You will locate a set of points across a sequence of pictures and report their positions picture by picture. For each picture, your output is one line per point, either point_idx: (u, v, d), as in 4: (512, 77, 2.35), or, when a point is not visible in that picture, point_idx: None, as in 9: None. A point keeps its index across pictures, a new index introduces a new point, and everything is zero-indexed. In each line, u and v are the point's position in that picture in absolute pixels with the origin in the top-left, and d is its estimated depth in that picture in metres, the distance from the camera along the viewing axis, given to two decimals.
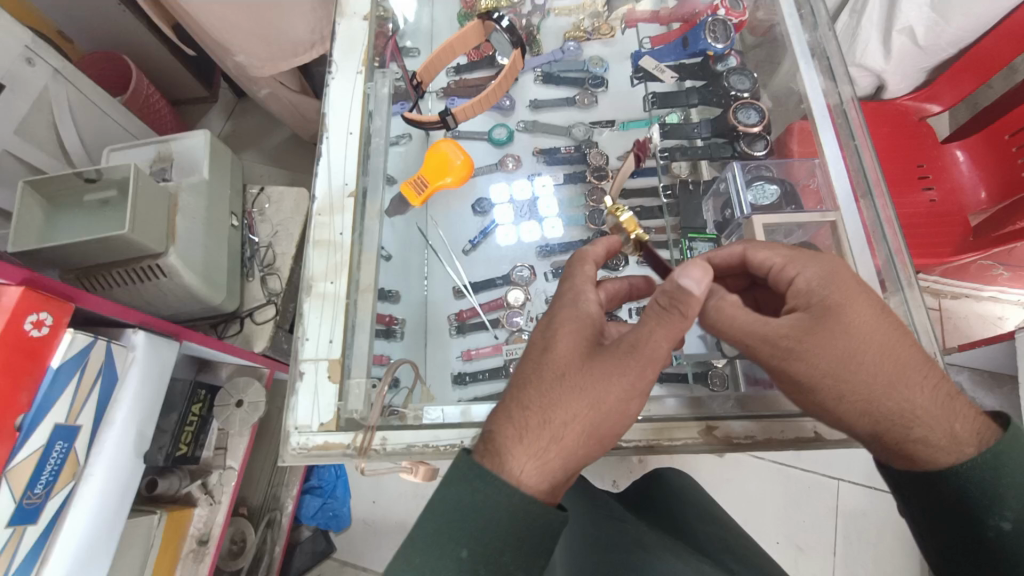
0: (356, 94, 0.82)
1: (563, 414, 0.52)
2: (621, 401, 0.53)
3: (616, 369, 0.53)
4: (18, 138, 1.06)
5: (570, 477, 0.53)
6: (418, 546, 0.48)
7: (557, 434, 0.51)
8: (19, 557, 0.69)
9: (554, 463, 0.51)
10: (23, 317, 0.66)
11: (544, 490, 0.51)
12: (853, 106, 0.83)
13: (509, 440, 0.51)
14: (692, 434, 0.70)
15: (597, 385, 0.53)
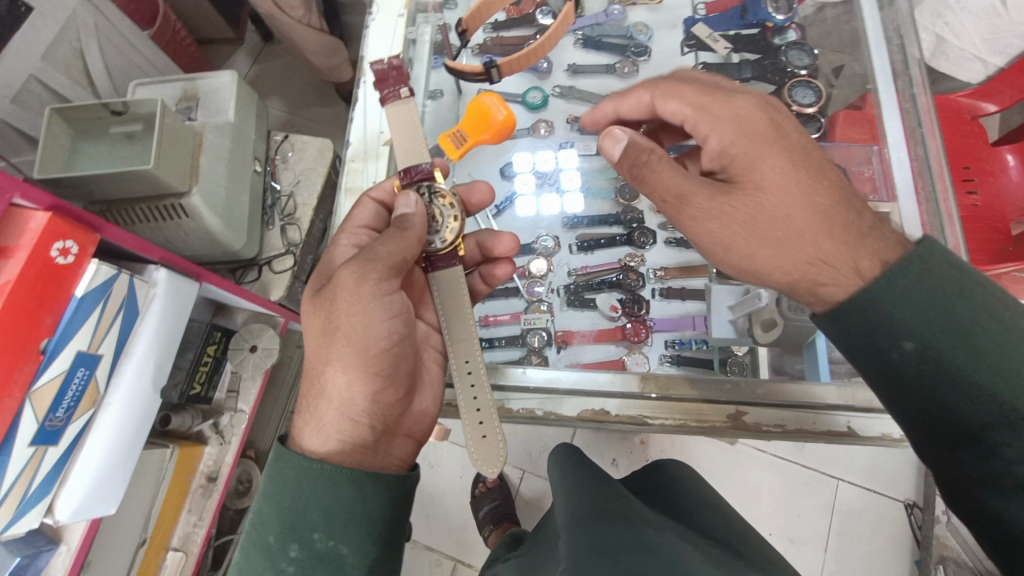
0: (396, 39, 0.80)
1: (323, 372, 0.62)
2: (359, 337, 0.60)
3: (343, 311, 0.61)
4: (46, 63, 1.05)
5: (361, 423, 0.62)
6: (263, 518, 0.59)
7: (322, 391, 0.61)
8: (40, 476, 0.72)
9: (327, 415, 0.61)
10: (50, 243, 0.67)
11: (334, 442, 0.61)
12: (923, 91, 0.85)
13: (306, 413, 0.63)
14: (721, 417, 0.71)
15: (330, 331, 0.61)
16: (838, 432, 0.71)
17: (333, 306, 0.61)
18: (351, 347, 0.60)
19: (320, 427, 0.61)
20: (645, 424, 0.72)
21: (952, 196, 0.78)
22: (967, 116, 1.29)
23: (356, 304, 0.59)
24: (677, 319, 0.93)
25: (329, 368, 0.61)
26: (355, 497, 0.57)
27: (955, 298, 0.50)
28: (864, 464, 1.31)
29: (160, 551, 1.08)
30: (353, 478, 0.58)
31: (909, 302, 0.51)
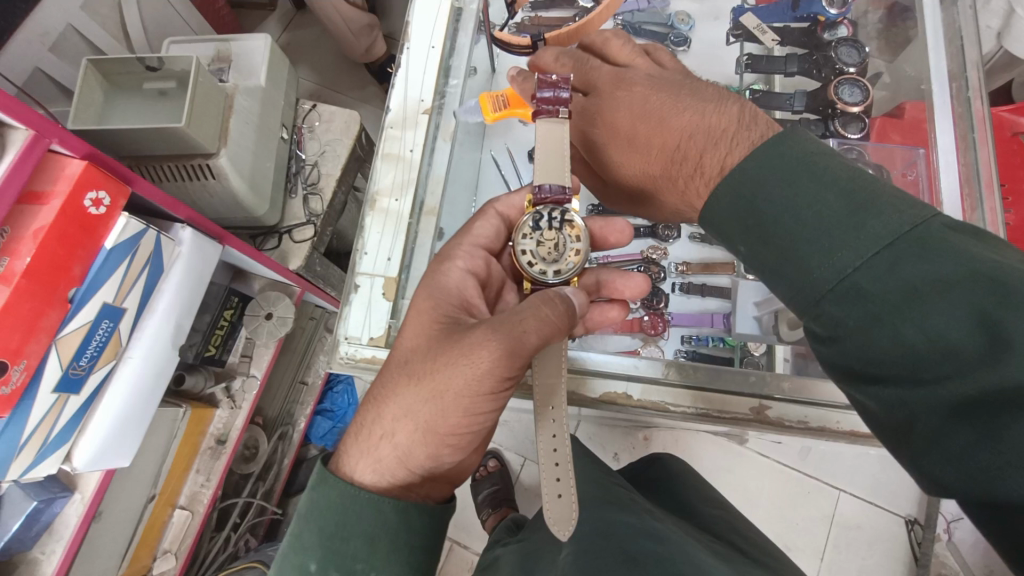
0: (443, 7, 0.78)
1: (394, 415, 0.54)
2: (460, 399, 0.52)
3: (450, 362, 0.52)
4: (84, 14, 1.05)
5: (420, 475, 0.56)
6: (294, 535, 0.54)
7: (389, 433, 0.54)
8: (62, 422, 0.73)
9: (386, 461, 0.55)
10: (84, 192, 0.67)
11: (385, 485, 0.56)
12: (979, 96, 0.80)
13: (358, 442, 0.56)
14: (744, 409, 0.70)
15: (429, 380, 0.52)
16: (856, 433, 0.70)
17: (445, 357, 0.52)
18: (448, 409, 0.52)
19: (377, 468, 0.55)
20: (665, 412, 0.71)
21: (1000, 206, 0.75)
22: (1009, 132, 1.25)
23: (468, 369, 0.51)
24: (697, 315, 0.94)
25: (408, 418, 0.53)
26: (397, 543, 0.53)
27: (858, 191, 0.47)
28: (869, 477, 1.30)
29: (167, 508, 1.10)
30: (404, 535, 0.54)
31: (811, 207, 0.48)
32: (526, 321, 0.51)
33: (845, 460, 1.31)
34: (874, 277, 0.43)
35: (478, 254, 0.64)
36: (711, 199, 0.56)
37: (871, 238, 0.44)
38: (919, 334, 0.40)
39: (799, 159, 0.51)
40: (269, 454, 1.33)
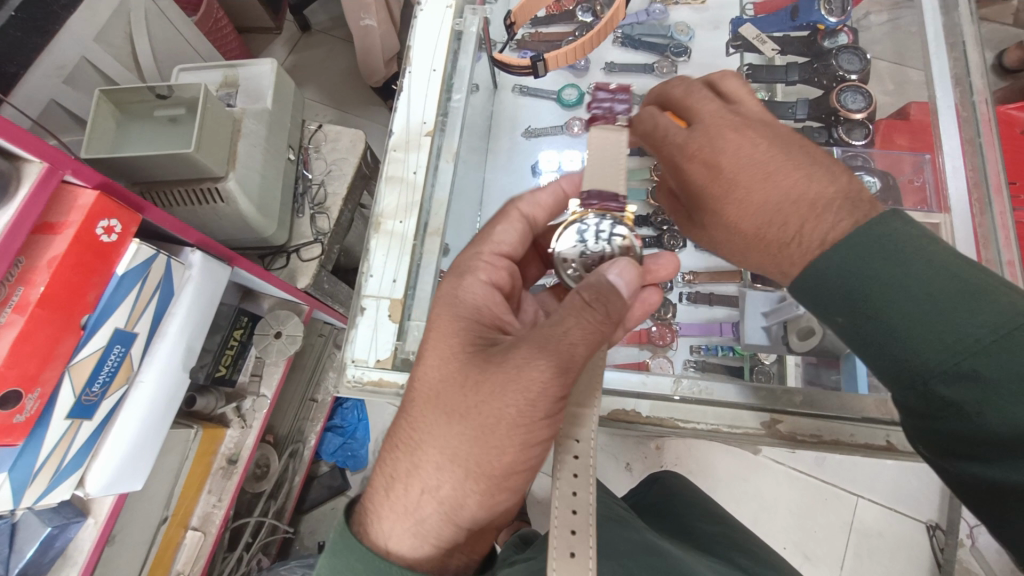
0: (444, 29, 0.79)
1: (431, 458, 0.53)
2: (508, 429, 0.50)
3: (494, 395, 0.50)
4: (97, 45, 1.08)
5: (460, 525, 0.54)
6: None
7: (428, 479, 0.53)
8: (75, 447, 0.74)
9: (425, 508, 0.53)
10: (96, 221, 0.69)
11: (422, 537, 0.54)
12: (984, 100, 0.81)
13: (389, 488, 0.55)
14: (754, 426, 0.69)
15: (473, 414, 0.51)
16: (877, 448, 0.68)
17: (489, 389, 0.51)
18: (494, 445, 0.51)
19: (417, 516, 0.53)
20: (679, 428, 0.69)
21: (1010, 210, 0.75)
22: (1019, 130, 1.24)
23: (511, 397, 0.50)
24: (705, 324, 0.93)
25: (450, 458, 0.52)
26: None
27: (959, 270, 0.48)
28: (887, 483, 1.27)
29: (180, 529, 1.10)
30: None
31: (911, 281, 0.49)
32: (567, 327, 0.50)
33: (862, 466, 1.28)
34: (981, 371, 0.44)
35: (501, 262, 0.63)
36: (818, 261, 0.54)
37: (988, 323, 0.45)
38: (1002, 425, 0.44)
39: (887, 242, 0.51)
40: (282, 471, 1.33)
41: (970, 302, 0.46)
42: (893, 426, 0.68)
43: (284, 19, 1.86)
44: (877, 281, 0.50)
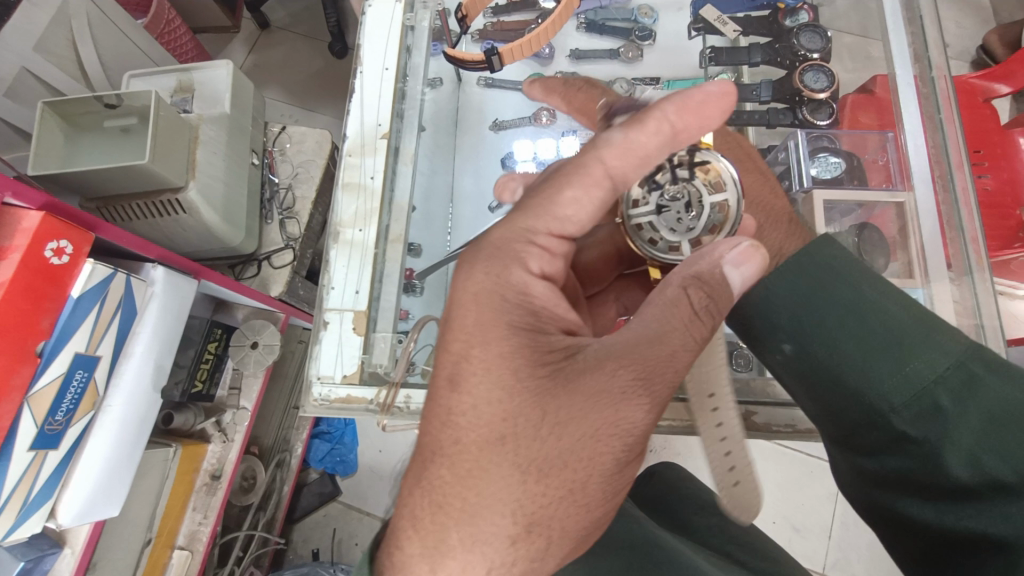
0: (394, 25, 0.77)
1: (492, 520, 0.44)
2: (600, 479, 0.45)
3: (595, 441, 0.44)
4: (38, 56, 1.03)
5: None
6: None
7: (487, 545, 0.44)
8: (42, 479, 0.71)
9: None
10: (43, 243, 0.66)
11: None
12: (943, 75, 0.79)
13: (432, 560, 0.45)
14: None
15: (563, 468, 0.44)
16: None
17: (583, 435, 0.44)
18: (585, 502, 0.45)
19: None
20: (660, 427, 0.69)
21: (971, 183, 0.74)
22: (980, 99, 1.25)
23: (603, 441, 0.44)
24: None
25: (516, 519, 0.44)
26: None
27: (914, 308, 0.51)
28: None
29: (166, 550, 1.08)
30: None
31: (880, 313, 0.51)
32: (673, 341, 0.46)
33: None
34: (947, 408, 0.46)
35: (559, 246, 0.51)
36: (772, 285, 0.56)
37: (946, 353, 0.48)
38: (964, 466, 0.45)
39: (839, 270, 0.55)
40: (269, 482, 1.31)
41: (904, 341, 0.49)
42: None
43: (240, 17, 1.79)
44: (834, 314, 0.53)
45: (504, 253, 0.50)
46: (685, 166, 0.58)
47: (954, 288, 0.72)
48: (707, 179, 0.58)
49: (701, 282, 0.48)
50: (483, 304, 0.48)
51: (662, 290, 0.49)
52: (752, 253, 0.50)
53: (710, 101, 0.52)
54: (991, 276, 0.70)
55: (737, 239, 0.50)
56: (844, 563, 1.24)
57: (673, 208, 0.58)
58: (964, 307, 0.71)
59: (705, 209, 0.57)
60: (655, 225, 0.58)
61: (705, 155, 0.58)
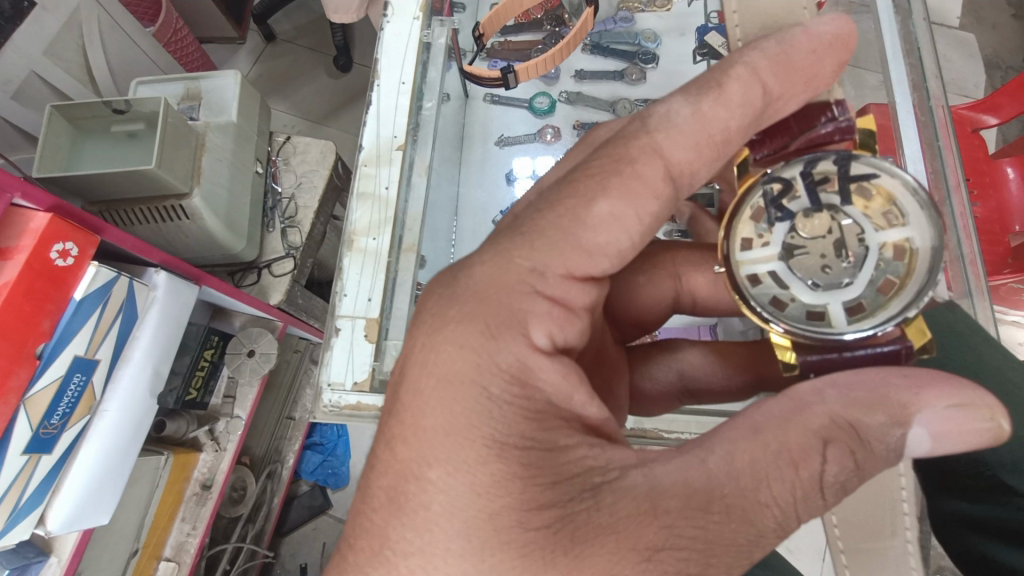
0: (411, 41, 0.79)
1: None
2: None
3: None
4: (47, 60, 1.04)
5: None
6: None
7: None
8: (33, 485, 0.70)
9: None
10: (49, 245, 0.65)
11: None
12: (941, 104, 0.83)
13: None
14: None
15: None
16: None
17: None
18: None
19: None
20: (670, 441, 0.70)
21: (969, 208, 0.78)
22: (969, 129, 1.28)
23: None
24: (684, 328, 0.93)
25: None
26: None
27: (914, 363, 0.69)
28: None
29: (152, 561, 1.05)
30: None
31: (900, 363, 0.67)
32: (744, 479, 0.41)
33: None
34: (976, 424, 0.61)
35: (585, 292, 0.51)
36: None
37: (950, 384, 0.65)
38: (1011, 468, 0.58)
39: None
40: (260, 493, 1.29)
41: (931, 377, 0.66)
42: None
43: (247, 29, 1.82)
44: None
45: (503, 318, 0.45)
46: (835, 185, 0.46)
47: (954, 307, 0.75)
48: (875, 213, 0.46)
49: (856, 435, 0.42)
50: (472, 402, 0.43)
51: (802, 421, 0.42)
52: (977, 415, 0.42)
53: (819, 53, 0.49)
54: (989, 297, 0.75)
55: (965, 395, 0.42)
56: None
57: (818, 248, 0.47)
58: None
59: (866, 253, 0.46)
60: (787, 274, 0.46)
61: (868, 166, 0.46)
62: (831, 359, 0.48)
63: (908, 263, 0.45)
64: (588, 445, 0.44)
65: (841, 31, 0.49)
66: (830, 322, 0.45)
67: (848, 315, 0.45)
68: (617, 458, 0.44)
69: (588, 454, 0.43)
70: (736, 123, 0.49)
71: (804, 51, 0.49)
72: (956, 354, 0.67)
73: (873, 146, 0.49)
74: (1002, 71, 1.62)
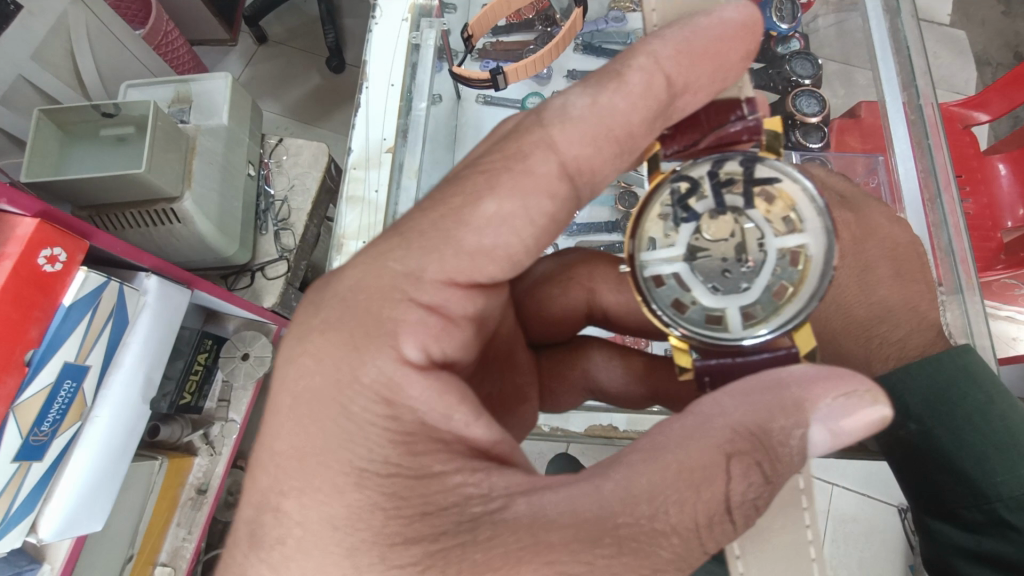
0: (400, 42, 0.78)
1: None
2: None
3: None
4: (35, 64, 1.03)
5: None
6: None
7: None
8: (23, 494, 0.69)
9: None
10: (37, 251, 0.65)
11: None
12: (929, 102, 0.82)
13: None
14: None
15: None
16: (856, 449, 0.72)
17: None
18: None
19: None
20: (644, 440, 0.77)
21: (959, 207, 0.77)
22: (960, 126, 1.28)
23: None
24: None
25: None
26: None
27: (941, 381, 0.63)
28: (859, 469, 1.30)
29: (147, 567, 1.04)
30: None
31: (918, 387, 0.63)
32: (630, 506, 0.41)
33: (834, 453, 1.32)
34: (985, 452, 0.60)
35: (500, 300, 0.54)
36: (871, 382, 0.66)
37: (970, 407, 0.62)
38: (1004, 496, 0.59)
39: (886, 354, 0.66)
40: None
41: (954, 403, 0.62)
42: None
43: (238, 31, 1.81)
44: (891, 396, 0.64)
45: (369, 334, 0.45)
46: (739, 186, 0.46)
47: (945, 306, 0.75)
48: (776, 217, 0.47)
49: (759, 444, 0.41)
50: (335, 422, 0.44)
51: (702, 438, 0.42)
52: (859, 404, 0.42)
53: (725, 41, 0.48)
54: (981, 295, 0.74)
55: (848, 384, 0.42)
56: None
57: (718, 250, 0.48)
58: (956, 325, 0.74)
59: (765, 257, 0.46)
60: (687, 276, 0.47)
61: (771, 169, 0.46)
62: (727, 363, 0.49)
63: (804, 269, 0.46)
64: (468, 472, 0.44)
65: (745, 18, 0.49)
66: (727, 326, 0.46)
67: (744, 320, 0.46)
68: (502, 484, 0.43)
69: (465, 482, 0.43)
70: (638, 117, 0.47)
71: (709, 38, 0.48)
72: (983, 384, 0.62)
73: (779, 147, 0.47)
74: (993, 68, 1.62)
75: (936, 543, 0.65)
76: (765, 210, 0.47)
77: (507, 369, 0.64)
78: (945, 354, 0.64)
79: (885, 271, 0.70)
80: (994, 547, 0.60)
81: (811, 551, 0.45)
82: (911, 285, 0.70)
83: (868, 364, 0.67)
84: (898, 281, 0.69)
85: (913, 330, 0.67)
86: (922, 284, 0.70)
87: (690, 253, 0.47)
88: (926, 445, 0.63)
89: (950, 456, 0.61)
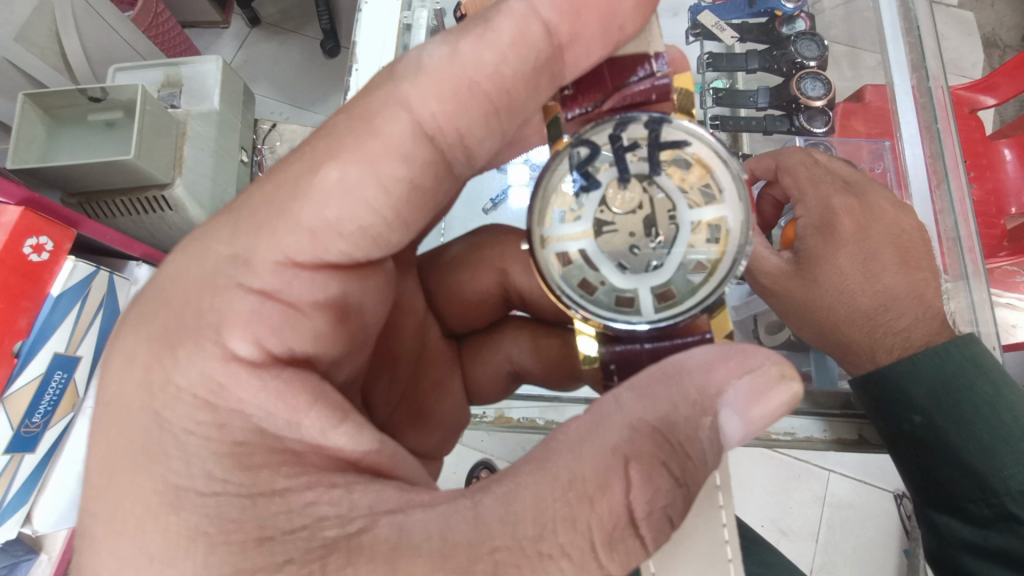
0: (391, 23, 0.76)
1: None
2: None
3: None
4: (19, 47, 1.00)
5: None
6: None
7: None
8: (17, 484, 0.69)
9: None
10: (22, 239, 0.63)
11: None
12: (940, 84, 0.80)
13: None
14: None
15: None
16: (851, 440, 0.72)
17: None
18: None
19: None
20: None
21: (967, 192, 0.76)
22: (966, 110, 1.26)
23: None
24: None
25: None
26: None
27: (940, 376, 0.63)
28: (856, 456, 1.31)
29: None
30: None
31: (919, 380, 0.63)
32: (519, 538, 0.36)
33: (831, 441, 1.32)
34: (988, 445, 0.60)
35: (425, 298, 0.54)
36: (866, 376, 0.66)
37: (967, 401, 0.61)
38: (1013, 488, 0.58)
39: (877, 350, 0.67)
40: None
41: (954, 396, 0.62)
42: (864, 420, 0.71)
43: (231, 13, 1.76)
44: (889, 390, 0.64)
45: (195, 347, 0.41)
46: (645, 153, 0.45)
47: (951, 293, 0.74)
48: (692, 187, 0.45)
49: (663, 443, 0.38)
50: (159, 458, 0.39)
51: (598, 439, 0.39)
52: (767, 382, 0.40)
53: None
54: (987, 283, 0.73)
55: (751, 361, 0.40)
56: (830, 567, 1.24)
57: (626, 225, 0.46)
58: (960, 313, 0.73)
59: (677, 229, 0.45)
60: (595, 253, 0.45)
61: (679, 132, 0.44)
62: (637, 351, 0.48)
63: (722, 244, 0.45)
64: (323, 490, 0.39)
65: None
66: (637, 308, 0.45)
67: (656, 300, 0.45)
68: (365, 503, 0.39)
69: (318, 499, 0.38)
70: (505, 83, 0.46)
71: None
72: (981, 377, 0.62)
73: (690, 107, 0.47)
74: (1001, 50, 1.59)
75: (940, 537, 0.64)
76: (675, 175, 0.45)
77: (419, 366, 0.67)
78: (951, 344, 0.63)
79: (888, 258, 0.68)
80: (1000, 541, 0.59)
81: (726, 549, 0.42)
82: (915, 271, 0.68)
83: (872, 353, 0.67)
84: (904, 269, 0.68)
85: (918, 319, 0.66)
86: (927, 271, 0.69)
87: (600, 226, 0.45)
88: (931, 437, 0.62)
89: (956, 449, 0.61)
